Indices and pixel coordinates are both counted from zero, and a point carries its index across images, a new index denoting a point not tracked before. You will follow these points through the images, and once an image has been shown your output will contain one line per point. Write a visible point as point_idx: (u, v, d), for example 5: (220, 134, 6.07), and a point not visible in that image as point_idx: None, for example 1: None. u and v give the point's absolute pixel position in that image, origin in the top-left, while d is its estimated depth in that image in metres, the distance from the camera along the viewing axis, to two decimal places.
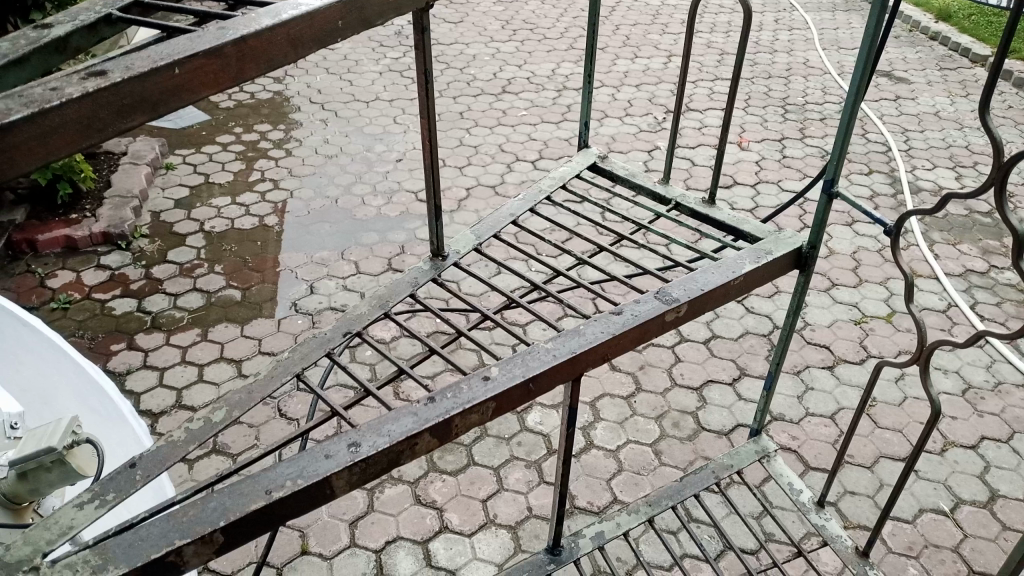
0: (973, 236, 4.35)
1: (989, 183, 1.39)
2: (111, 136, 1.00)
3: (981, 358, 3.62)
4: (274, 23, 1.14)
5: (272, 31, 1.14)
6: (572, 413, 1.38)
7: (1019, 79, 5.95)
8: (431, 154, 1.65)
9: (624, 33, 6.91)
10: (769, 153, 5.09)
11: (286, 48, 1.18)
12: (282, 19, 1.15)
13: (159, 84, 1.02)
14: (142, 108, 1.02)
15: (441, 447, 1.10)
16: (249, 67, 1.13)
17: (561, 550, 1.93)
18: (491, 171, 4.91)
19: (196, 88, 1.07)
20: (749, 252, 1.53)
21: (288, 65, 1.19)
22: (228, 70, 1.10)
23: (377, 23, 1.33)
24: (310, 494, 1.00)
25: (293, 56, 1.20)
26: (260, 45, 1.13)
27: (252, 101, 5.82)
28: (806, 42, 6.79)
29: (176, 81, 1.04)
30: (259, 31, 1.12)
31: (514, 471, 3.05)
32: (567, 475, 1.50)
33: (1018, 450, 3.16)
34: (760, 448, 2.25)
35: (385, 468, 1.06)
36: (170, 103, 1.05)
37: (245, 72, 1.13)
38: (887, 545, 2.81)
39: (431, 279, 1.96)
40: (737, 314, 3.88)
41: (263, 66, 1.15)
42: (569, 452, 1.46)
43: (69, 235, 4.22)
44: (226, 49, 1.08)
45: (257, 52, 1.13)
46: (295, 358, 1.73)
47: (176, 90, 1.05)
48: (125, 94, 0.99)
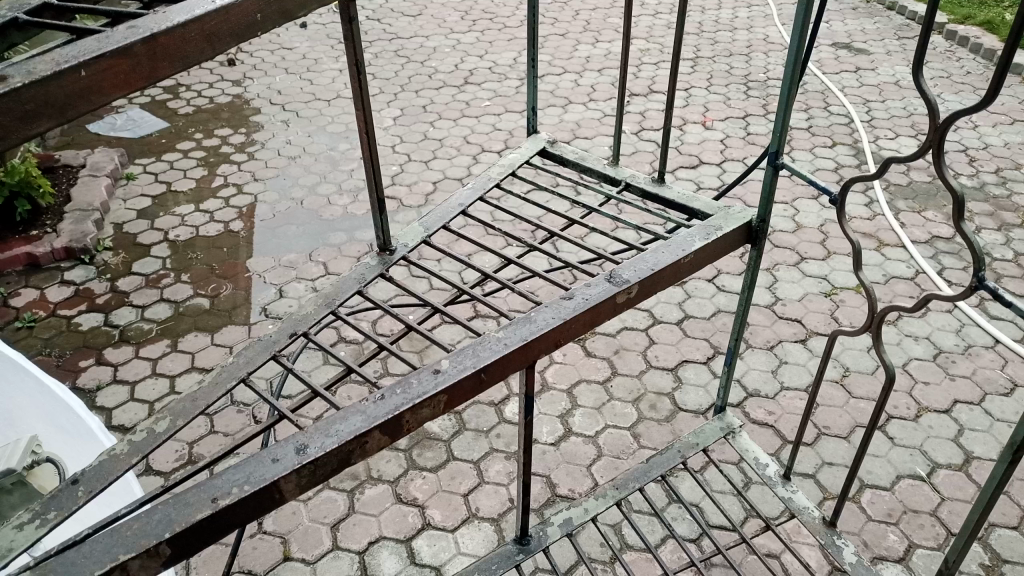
0: (938, 203, 4.39)
1: (927, 146, 1.39)
2: (16, 143, 0.97)
3: (951, 323, 3.65)
4: (187, 20, 1.11)
5: (185, 27, 1.11)
6: (529, 401, 1.37)
7: (976, 44, 6.01)
8: (370, 146, 1.63)
9: (584, 18, 6.89)
10: (733, 131, 5.10)
11: (202, 44, 1.15)
12: (195, 15, 1.12)
13: (64, 88, 0.99)
14: (47, 113, 0.99)
15: (394, 444, 1.09)
16: (162, 66, 1.11)
17: (530, 539, 1.93)
18: (457, 164, 4.88)
19: (105, 90, 1.05)
20: (700, 228, 1.53)
21: (205, 62, 1.16)
22: (140, 69, 1.08)
23: (301, 14, 1.30)
24: (259, 499, 0.99)
25: (209, 53, 1.17)
26: (174, 42, 1.10)
27: (211, 106, 5.74)
28: (764, 18, 6.81)
29: (83, 83, 1.01)
30: (170, 29, 1.09)
31: (494, 463, 3.04)
32: (529, 463, 1.49)
33: (990, 411, 3.20)
34: (725, 425, 2.26)
35: (336, 468, 1.04)
36: (78, 107, 1.02)
37: (159, 71, 1.10)
38: (867, 513, 2.83)
39: (380, 275, 1.94)
40: (708, 293, 3.89)
41: (178, 64, 1.13)
42: (530, 440, 1.45)
43: (31, 253, 4.15)
44: (135, 48, 1.06)
45: (172, 50, 1.11)
46: (241, 363, 1.70)
47: (84, 93, 1.02)
48: (28, 99, 0.96)
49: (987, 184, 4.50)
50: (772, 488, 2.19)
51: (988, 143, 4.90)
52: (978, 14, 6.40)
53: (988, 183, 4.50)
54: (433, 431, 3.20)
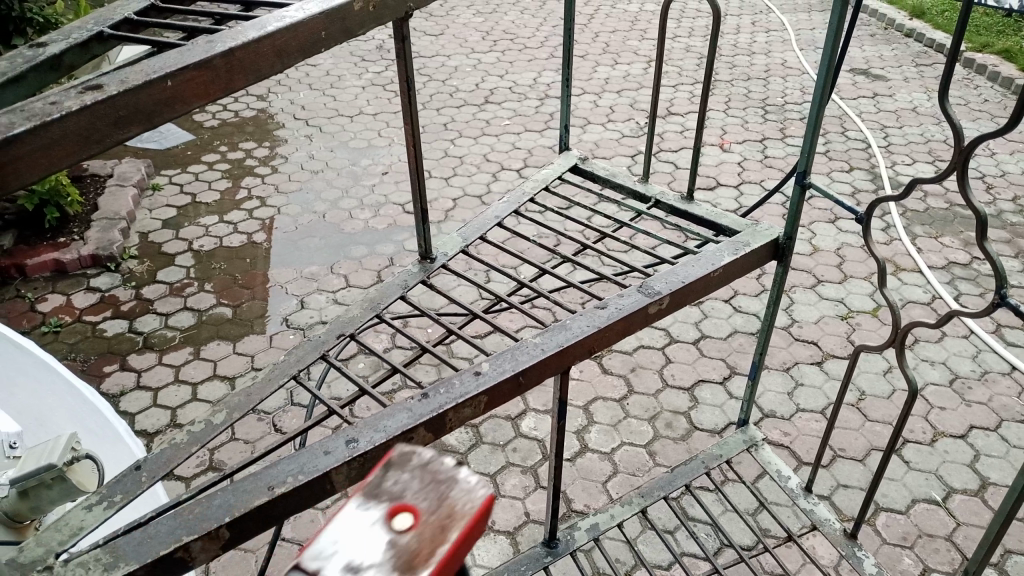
0: (955, 229, 4.41)
1: (952, 168, 1.44)
2: (109, 147, 1.02)
3: (966, 349, 3.67)
4: (261, 36, 1.17)
5: (259, 43, 1.17)
6: (562, 408, 1.41)
7: (993, 73, 6.05)
8: (416, 158, 1.68)
9: (604, 40, 6.98)
10: (750, 153, 5.15)
11: (273, 59, 1.21)
12: (268, 31, 1.18)
13: (153, 96, 1.05)
14: (138, 119, 1.04)
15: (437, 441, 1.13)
16: (238, 79, 1.16)
17: (557, 543, 1.96)
18: (477, 181, 4.94)
19: (188, 99, 1.10)
20: (729, 245, 1.58)
21: (275, 76, 1.22)
22: (219, 81, 1.13)
23: (359, 33, 1.36)
24: (311, 488, 1.03)
25: (279, 67, 1.23)
26: (249, 56, 1.16)
27: (236, 120, 5.85)
28: (783, 43, 6.88)
29: (168, 92, 1.07)
30: (245, 44, 1.15)
31: (510, 477, 3.07)
32: (558, 470, 1.53)
33: (1006, 438, 3.21)
34: (748, 438, 2.32)
35: (384, 462, 1.08)
36: (163, 114, 1.08)
37: (234, 84, 1.16)
38: (881, 536, 2.84)
39: (421, 281, 1.99)
40: (724, 314, 3.92)
41: (251, 77, 1.18)
42: (559, 447, 1.49)
43: (58, 259, 4.23)
44: (216, 61, 1.11)
45: (246, 63, 1.16)
46: (292, 361, 1.76)
47: (169, 101, 1.08)
48: (121, 107, 1.01)
49: (1005, 212, 4.52)
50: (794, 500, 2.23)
51: (1005, 171, 4.92)
52: (997, 42, 6.44)
53: (1005, 211, 4.52)
54: (449, 444, 3.24)
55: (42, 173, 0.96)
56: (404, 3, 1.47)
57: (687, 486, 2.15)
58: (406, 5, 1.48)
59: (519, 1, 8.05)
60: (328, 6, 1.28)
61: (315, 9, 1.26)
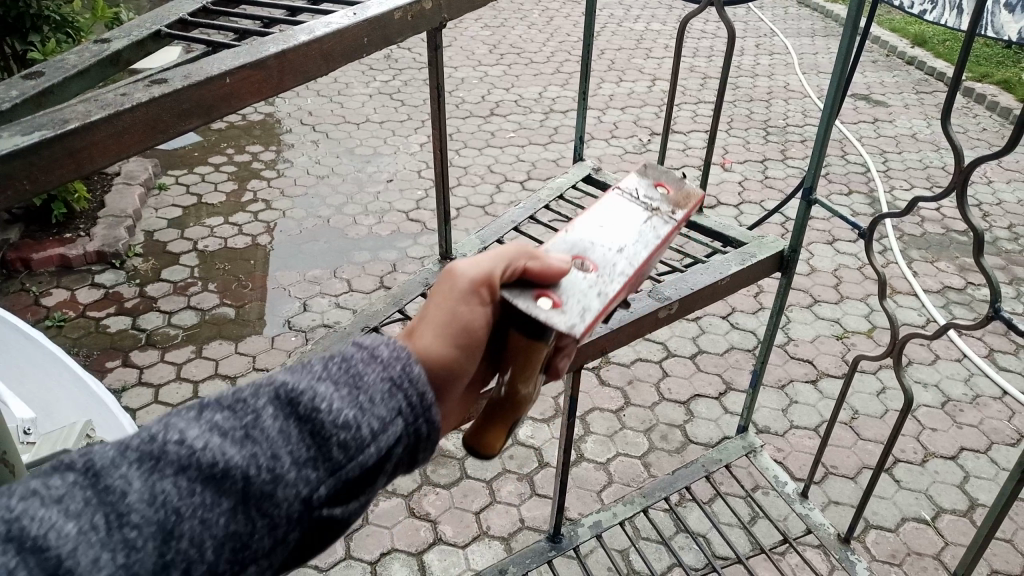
0: (950, 254, 4.48)
1: (951, 187, 1.51)
2: (172, 137, 1.09)
3: (959, 372, 3.72)
4: (310, 39, 1.23)
5: (307, 46, 1.23)
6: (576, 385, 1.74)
7: (992, 103, 6.14)
8: (442, 161, 1.74)
9: (609, 57, 7.06)
10: (751, 174, 5.22)
11: (320, 62, 1.27)
12: (316, 35, 1.24)
13: (214, 91, 1.11)
14: (197, 113, 1.11)
15: None
16: (288, 79, 1.23)
17: (562, 537, 2.17)
18: (481, 192, 4.99)
19: (243, 97, 1.17)
20: (737, 255, 1.84)
21: (322, 78, 1.28)
22: (271, 81, 1.20)
23: (398, 41, 1.43)
24: None
25: (325, 70, 1.29)
26: (298, 57, 1.22)
27: (243, 124, 5.92)
28: (786, 66, 6.98)
29: (227, 89, 1.13)
30: (296, 47, 1.21)
31: (507, 483, 3.11)
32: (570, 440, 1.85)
33: (995, 460, 3.26)
34: (747, 444, 2.47)
35: None
36: (220, 109, 1.14)
37: (285, 84, 1.22)
38: (871, 552, 2.88)
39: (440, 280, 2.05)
40: (722, 330, 3.98)
41: (300, 78, 1.24)
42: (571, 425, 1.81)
43: (64, 254, 4.26)
44: (269, 62, 1.18)
45: (296, 65, 1.23)
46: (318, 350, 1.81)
47: (228, 97, 1.14)
48: (184, 100, 1.08)
49: (1000, 239, 4.59)
50: (790, 505, 2.40)
51: (1002, 200, 4.99)
52: (996, 73, 6.54)
53: (1001, 238, 4.60)
54: (446, 448, 3.27)
55: (114, 158, 1.03)
56: (444, 13, 1.53)
57: (687, 488, 2.31)
58: (444, 15, 1.53)
59: (526, 16, 8.15)
60: (369, 15, 1.34)
61: (358, 16, 1.32)
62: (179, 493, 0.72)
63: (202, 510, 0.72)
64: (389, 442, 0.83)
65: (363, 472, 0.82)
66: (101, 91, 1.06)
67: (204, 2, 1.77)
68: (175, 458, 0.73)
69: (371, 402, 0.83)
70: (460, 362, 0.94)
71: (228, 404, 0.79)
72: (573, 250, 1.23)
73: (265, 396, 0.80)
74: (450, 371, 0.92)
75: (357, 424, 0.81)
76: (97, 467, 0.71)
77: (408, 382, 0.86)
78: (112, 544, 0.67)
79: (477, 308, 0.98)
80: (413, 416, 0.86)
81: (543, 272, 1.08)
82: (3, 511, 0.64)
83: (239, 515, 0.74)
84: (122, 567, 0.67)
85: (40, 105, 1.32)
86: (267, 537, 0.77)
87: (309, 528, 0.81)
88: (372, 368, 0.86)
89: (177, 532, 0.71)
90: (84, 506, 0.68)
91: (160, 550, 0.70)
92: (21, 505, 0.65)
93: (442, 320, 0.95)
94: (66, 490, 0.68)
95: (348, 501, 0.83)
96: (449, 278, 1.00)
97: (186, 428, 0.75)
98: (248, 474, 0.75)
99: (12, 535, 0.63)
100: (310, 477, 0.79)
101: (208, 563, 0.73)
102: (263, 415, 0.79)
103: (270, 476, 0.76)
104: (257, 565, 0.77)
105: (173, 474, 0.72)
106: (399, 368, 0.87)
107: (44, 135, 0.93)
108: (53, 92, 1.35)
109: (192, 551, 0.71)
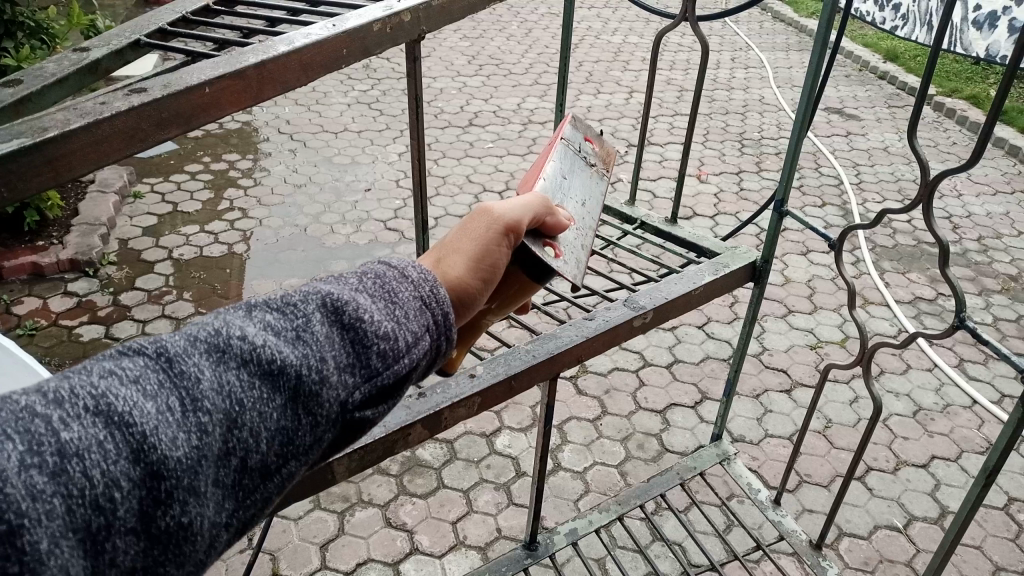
0: (921, 265, 4.55)
1: (919, 199, 1.54)
2: (151, 145, 1.09)
3: (930, 381, 3.77)
4: (289, 50, 1.23)
5: (287, 56, 1.24)
6: (552, 391, 1.76)
7: (962, 117, 6.25)
8: (420, 173, 1.74)
9: (587, 69, 7.11)
10: (727, 185, 5.28)
11: (299, 73, 1.27)
12: (296, 46, 1.25)
13: (194, 101, 1.11)
14: (177, 122, 1.11)
15: (431, 435, 1.44)
16: (267, 89, 1.23)
17: (538, 545, 2.17)
18: (460, 202, 5.00)
19: (222, 105, 1.17)
20: (710, 265, 1.86)
21: (300, 89, 1.29)
22: (249, 91, 1.20)
23: (377, 52, 1.43)
24: (319, 478, 1.32)
25: (305, 80, 1.29)
26: (278, 69, 1.23)
27: (220, 132, 5.90)
28: (761, 79, 7.06)
29: (206, 98, 1.13)
30: (275, 57, 1.21)
31: (483, 493, 3.11)
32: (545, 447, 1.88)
33: (966, 468, 3.31)
34: (720, 452, 2.50)
35: (381, 454, 1.38)
36: (199, 118, 1.14)
37: (264, 93, 1.23)
38: (845, 560, 2.91)
39: None
40: (698, 339, 4.01)
41: (279, 88, 1.25)
42: (547, 431, 1.84)
43: (36, 262, 4.21)
44: (248, 72, 1.18)
45: (276, 75, 1.23)
46: None
47: (209, 106, 1.14)
48: (164, 109, 1.08)
49: (969, 251, 4.68)
50: (763, 512, 2.42)
51: (971, 212, 5.08)
52: (965, 88, 6.67)
53: (970, 250, 4.68)
54: (423, 458, 3.26)
55: (92, 165, 1.04)
56: (427, 26, 1.53)
57: (663, 494, 2.33)
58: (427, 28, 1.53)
59: (505, 27, 8.19)
60: (350, 26, 1.34)
61: (338, 27, 1.32)
62: (242, 384, 0.76)
63: (260, 404, 0.77)
64: (419, 356, 0.89)
65: (397, 381, 0.88)
66: (80, 98, 1.07)
67: (182, 13, 1.77)
68: (237, 351, 0.77)
69: (407, 317, 0.89)
70: (480, 294, 0.99)
71: (278, 305, 0.83)
72: (558, 192, 1.31)
73: (313, 302, 0.84)
74: (470, 300, 0.98)
75: (396, 336, 0.86)
76: (167, 354, 0.74)
77: (436, 301, 0.92)
78: (186, 426, 0.71)
79: (505, 250, 1.03)
80: (438, 333, 0.92)
81: (557, 226, 1.14)
82: (88, 388, 0.69)
83: (291, 410, 0.79)
84: (194, 449, 0.71)
85: (15, 114, 1.32)
86: (309, 435, 0.80)
87: (342, 431, 0.86)
88: (405, 286, 0.91)
89: (240, 421, 0.75)
90: (158, 389, 0.72)
91: (224, 437, 0.74)
92: (102, 383, 0.70)
93: (473, 251, 0.99)
94: (141, 372, 0.72)
95: (378, 409, 0.89)
96: (484, 213, 1.03)
97: (245, 326, 0.79)
98: (302, 373, 0.79)
99: (99, 410, 0.68)
100: (349, 381, 0.84)
101: (261, 453, 0.77)
102: (314, 319, 0.83)
103: (321, 376, 0.80)
104: (300, 463, 0.81)
105: (236, 366, 0.76)
106: (428, 287, 0.92)
107: (23, 143, 0.95)
108: (29, 100, 1.34)
109: (249, 442, 0.76)
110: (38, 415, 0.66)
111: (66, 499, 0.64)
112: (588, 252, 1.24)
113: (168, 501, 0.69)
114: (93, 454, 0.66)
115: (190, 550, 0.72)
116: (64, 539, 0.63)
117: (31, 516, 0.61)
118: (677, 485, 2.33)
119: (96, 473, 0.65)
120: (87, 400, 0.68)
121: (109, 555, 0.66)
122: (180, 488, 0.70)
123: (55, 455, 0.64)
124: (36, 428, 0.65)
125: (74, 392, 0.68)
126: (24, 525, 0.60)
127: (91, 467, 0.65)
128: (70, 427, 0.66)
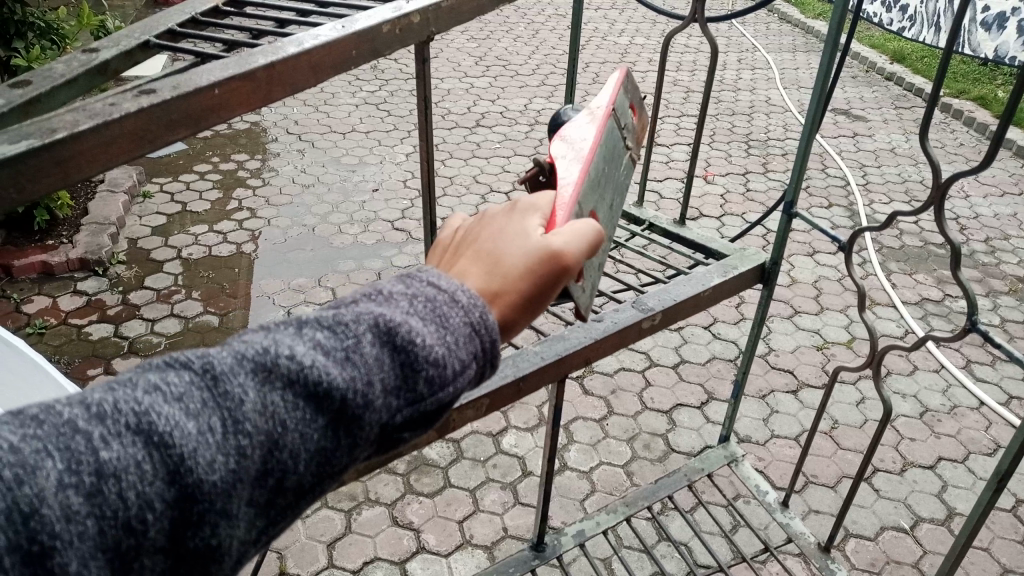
0: (928, 266, 4.55)
1: (930, 200, 1.54)
2: (160, 146, 1.11)
3: (937, 383, 3.77)
4: (298, 52, 1.25)
5: (296, 58, 1.25)
6: (560, 393, 1.77)
7: (969, 118, 6.24)
8: (428, 174, 1.75)
9: (594, 70, 7.13)
10: (734, 186, 5.28)
11: (308, 74, 1.29)
12: (305, 48, 1.26)
13: (202, 102, 1.13)
14: (186, 123, 1.13)
15: (440, 437, 1.45)
16: (276, 90, 1.25)
17: (545, 546, 2.18)
18: (467, 202, 5.02)
19: (231, 106, 1.18)
20: (718, 267, 1.87)
21: (310, 90, 1.30)
22: (258, 92, 1.21)
23: (387, 54, 1.45)
24: None
25: (313, 82, 1.31)
26: (287, 70, 1.24)
27: (229, 132, 5.93)
28: (767, 81, 7.07)
29: (215, 100, 1.15)
30: (284, 59, 1.23)
31: (490, 492, 3.12)
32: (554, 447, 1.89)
33: (973, 470, 3.31)
34: (728, 453, 2.51)
35: None
36: (209, 120, 1.16)
37: (273, 94, 1.24)
38: (852, 561, 2.91)
39: None
40: (704, 340, 4.02)
41: (288, 89, 1.26)
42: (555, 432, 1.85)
43: (46, 261, 4.24)
44: (257, 73, 1.19)
45: (284, 76, 1.24)
46: None
47: (216, 107, 1.15)
48: (173, 110, 1.10)
49: (977, 252, 4.67)
50: (770, 514, 2.43)
51: (979, 213, 5.08)
52: (973, 89, 6.66)
53: (978, 251, 4.68)
54: (429, 457, 3.28)
55: (101, 167, 1.06)
56: (435, 26, 1.53)
57: (671, 495, 2.34)
58: (436, 28, 1.54)
59: (512, 28, 8.21)
60: (359, 28, 1.35)
61: (347, 29, 1.33)
62: (284, 406, 0.77)
63: (302, 426, 0.78)
64: (464, 383, 0.89)
65: (438, 407, 0.88)
66: (91, 99, 1.08)
67: (192, 13, 1.78)
68: (284, 371, 0.78)
69: (456, 344, 0.87)
70: (511, 329, 0.97)
71: (329, 323, 0.83)
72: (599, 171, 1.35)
73: (365, 322, 0.84)
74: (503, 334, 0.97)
75: (445, 362, 0.86)
76: (213, 372, 0.76)
77: (485, 328, 0.90)
78: (225, 448, 0.73)
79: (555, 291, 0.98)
80: (482, 360, 0.91)
81: None
82: (132, 404, 0.72)
83: (331, 433, 0.80)
84: (231, 471, 0.73)
85: (26, 114, 1.34)
86: (347, 456, 0.82)
87: (381, 448, 0.88)
88: (456, 311, 0.89)
89: (282, 442, 0.77)
90: (200, 407, 0.74)
91: (263, 459, 0.76)
92: (146, 399, 0.72)
93: (527, 297, 0.94)
94: (185, 389, 0.75)
95: (416, 431, 0.89)
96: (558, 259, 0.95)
97: (293, 344, 0.80)
98: (346, 397, 0.79)
99: (141, 428, 0.71)
100: (393, 405, 0.84)
101: (297, 474, 0.79)
102: (363, 341, 0.82)
103: (364, 401, 0.81)
104: (333, 481, 0.83)
105: (281, 386, 0.77)
106: (479, 313, 0.90)
107: (32, 144, 0.96)
108: (38, 100, 1.36)
109: (287, 463, 0.78)
110: (80, 431, 0.69)
111: (100, 520, 0.67)
112: (595, 287, 1.33)
113: (200, 523, 0.72)
114: (130, 474, 0.69)
115: (215, 567, 0.76)
116: (93, 560, 0.67)
117: (64, 537, 0.65)
118: (685, 486, 2.33)
119: (131, 494, 0.68)
120: (129, 417, 0.71)
121: (137, 571, 0.70)
122: (213, 511, 0.73)
123: (93, 474, 0.67)
124: (76, 444, 0.68)
125: (117, 407, 0.71)
126: (55, 546, 0.64)
127: (127, 488, 0.68)
128: (111, 446, 0.69)
